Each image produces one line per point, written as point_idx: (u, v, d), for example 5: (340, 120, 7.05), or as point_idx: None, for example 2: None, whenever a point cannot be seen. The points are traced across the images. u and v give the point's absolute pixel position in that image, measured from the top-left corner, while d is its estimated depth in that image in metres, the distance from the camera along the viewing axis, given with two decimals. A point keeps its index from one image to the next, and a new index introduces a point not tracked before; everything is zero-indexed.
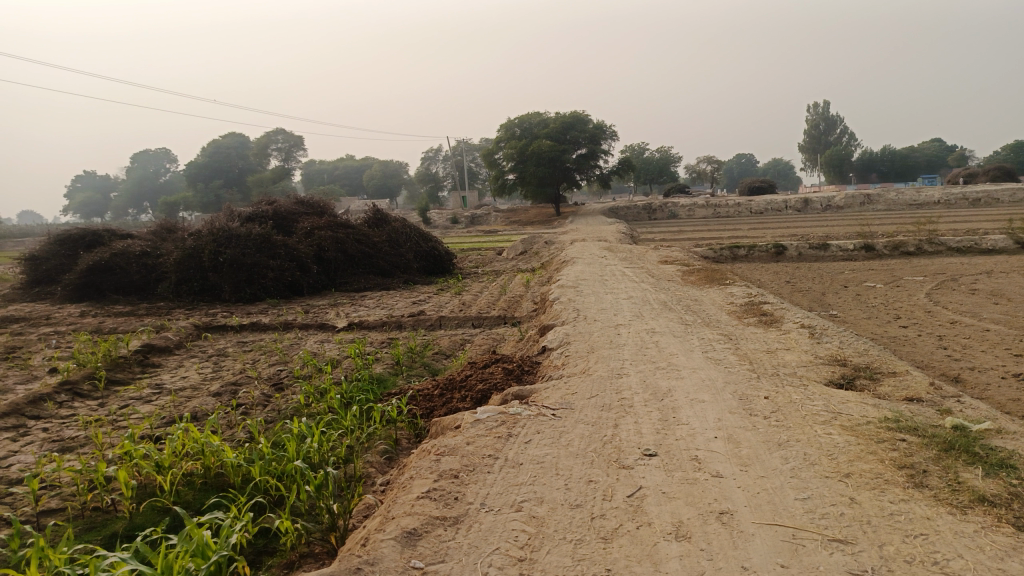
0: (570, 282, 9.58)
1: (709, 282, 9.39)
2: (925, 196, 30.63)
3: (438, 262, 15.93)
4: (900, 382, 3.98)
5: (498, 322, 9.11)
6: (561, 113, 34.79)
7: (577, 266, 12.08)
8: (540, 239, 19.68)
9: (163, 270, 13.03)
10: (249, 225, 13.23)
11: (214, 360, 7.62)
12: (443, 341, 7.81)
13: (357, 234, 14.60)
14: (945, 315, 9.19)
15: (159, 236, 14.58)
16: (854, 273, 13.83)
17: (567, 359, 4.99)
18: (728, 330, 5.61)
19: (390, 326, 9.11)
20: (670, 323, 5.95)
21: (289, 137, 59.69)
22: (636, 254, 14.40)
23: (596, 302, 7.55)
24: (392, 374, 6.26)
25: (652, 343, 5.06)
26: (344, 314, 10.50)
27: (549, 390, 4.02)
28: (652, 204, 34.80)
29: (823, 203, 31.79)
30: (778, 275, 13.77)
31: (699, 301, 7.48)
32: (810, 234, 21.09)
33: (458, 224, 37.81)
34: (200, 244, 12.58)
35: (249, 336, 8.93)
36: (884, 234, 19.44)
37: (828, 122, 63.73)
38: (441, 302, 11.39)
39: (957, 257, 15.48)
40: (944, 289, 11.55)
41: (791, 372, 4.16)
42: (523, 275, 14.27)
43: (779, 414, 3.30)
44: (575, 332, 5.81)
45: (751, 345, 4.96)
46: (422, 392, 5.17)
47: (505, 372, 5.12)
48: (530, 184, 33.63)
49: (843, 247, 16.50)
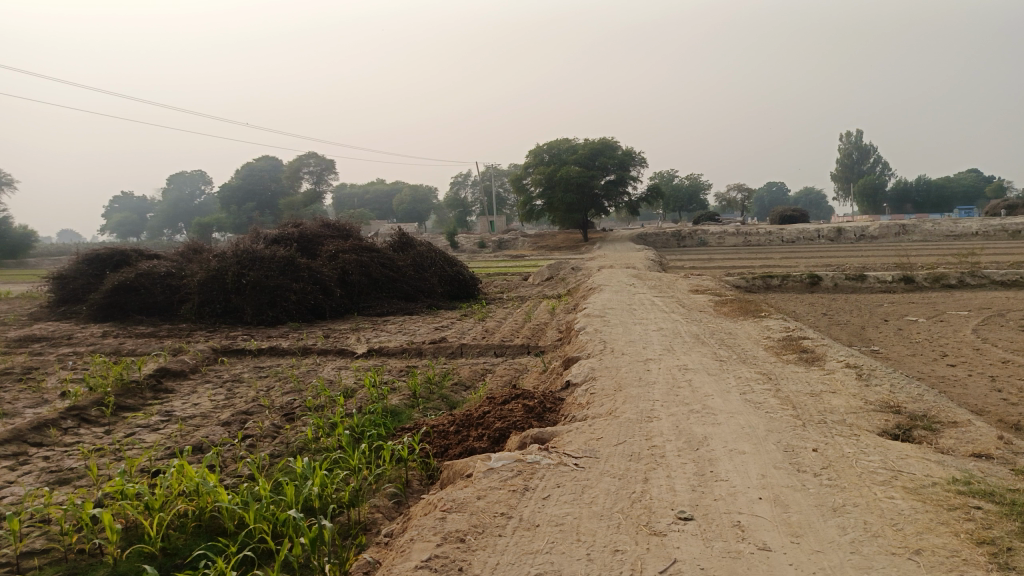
0: (597, 311, 9.26)
1: (743, 314, 8.99)
2: (963, 227, 29.82)
3: (463, 287, 15.69)
4: (965, 435, 3.57)
5: (521, 350, 8.79)
6: (590, 140, 34.64)
7: (605, 294, 11.74)
8: (568, 265, 19.36)
9: (186, 291, 12.95)
10: (273, 247, 13.13)
11: (228, 386, 7.39)
12: (464, 370, 7.52)
13: (381, 258, 14.44)
14: (995, 354, 8.66)
15: (185, 257, 14.54)
16: (893, 306, 13.27)
17: (592, 397, 4.66)
18: (766, 369, 5.22)
19: (411, 354, 8.84)
20: (703, 359, 5.58)
21: (321, 160, 60.46)
22: (665, 282, 14.01)
23: (624, 333, 7.19)
24: (408, 406, 5.96)
25: (684, 382, 4.70)
26: (365, 339, 10.27)
27: (572, 434, 3.68)
28: (681, 231, 34.36)
29: (856, 232, 31.11)
30: (813, 307, 13.29)
31: (732, 335, 7.10)
32: (845, 264, 20.50)
33: (486, 248, 37.72)
34: (224, 265, 12.48)
35: (266, 362, 8.71)
36: (923, 266, 18.82)
37: (861, 151, 62.92)
38: (464, 329, 11.11)
39: (1001, 291, 14.84)
40: (990, 325, 10.99)
41: (840, 419, 3.77)
42: (549, 301, 13.95)
43: (831, 471, 2.92)
44: (601, 367, 5.46)
45: (792, 386, 4.57)
46: (437, 428, 4.86)
47: (525, 409, 4.78)
48: (558, 210, 33.45)
49: (881, 279, 15.94)
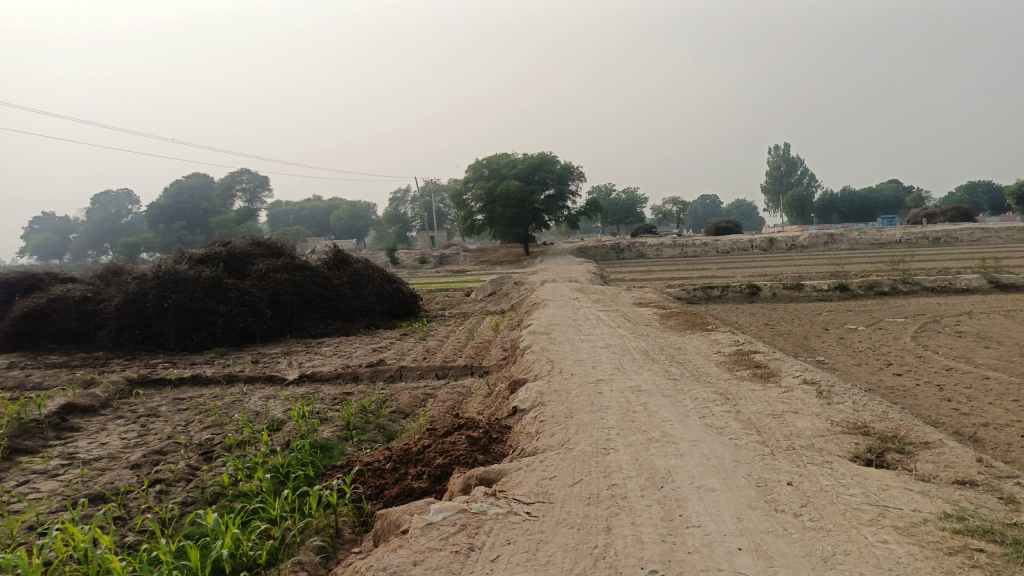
0: (541, 328, 8.93)
1: (690, 327, 8.80)
2: (887, 235, 30.78)
3: (403, 305, 15.18)
4: (941, 459, 3.32)
5: (464, 371, 8.37)
6: (529, 154, 34.56)
7: (549, 308, 11.42)
8: (510, 279, 19.01)
9: (103, 317, 12.07)
10: (198, 267, 12.39)
11: (142, 422, 6.73)
12: (402, 395, 7.05)
13: (315, 276, 13.83)
14: (938, 361, 8.66)
15: (102, 279, 13.61)
16: (832, 314, 13.37)
17: (541, 426, 4.28)
18: (722, 388, 4.94)
19: (346, 379, 8.31)
20: (656, 379, 5.27)
21: (254, 177, 58.91)
22: (608, 296, 13.80)
23: (571, 351, 6.85)
24: (341, 440, 5.47)
25: (639, 405, 4.38)
26: (297, 364, 9.68)
27: (521, 473, 3.30)
28: (620, 244, 34.54)
29: (788, 242, 31.81)
30: (755, 317, 13.27)
31: (683, 350, 6.85)
32: (782, 273, 20.78)
33: (426, 264, 37.15)
34: (144, 288, 11.69)
35: (187, 392, 8.06)
36: (857, 274, 19.19)
37: (789, 164, 64.94)
38: (404, 349, 10.63)
39: (932, 297, 15.17)
40: (928, 331, 11.10)
41: (809, 445, 3.49)
42: (491, 318, 13.57)
43: (812, 511, 2.63)
44: (550, 390, 5.09)
45: (752, 407, 4.28)
46: (371, 466, 4.41)
47: (469, 440, 4.37)
48: (498, 225, 33.18)
49: (818, 288, 16.11)
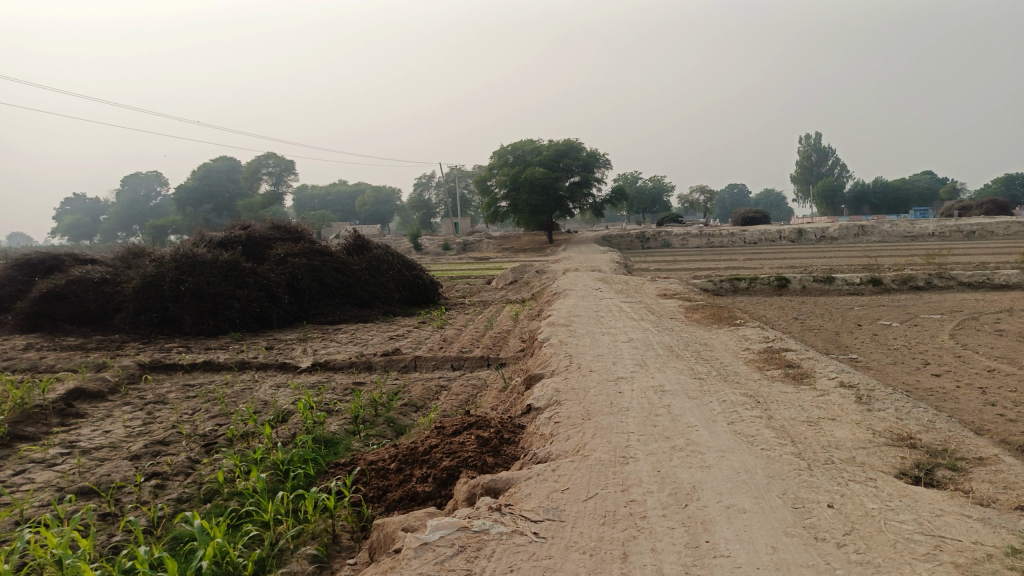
0: (562, 319, 8.62)
1: (716, 321, 8.44)
2: (920, 228, 29.94)
3: (422, 291, 14.96)
4: (1000, 478, 2.97)
5: (481, 362, 8.11)
6: (554, 141, 34.12)
7: (570, 299, 11.10)
8: (532, 267, 18.69)
9: (121, 299, 11.98)
10: (215, 251, 12.24)
11: (148, 410, 6.56)
12: (415, 387, 6.80)
13: (334, 262, 13.64)
14: (980, 362, 8.20)
15: (121, 261, 13.54)
16: (864, 310, 12.88)
17: (556, 428, 3.99)
18: (752, 389, 4.61)
19: (359, 369, 8.07)
20: (680, 378, 4.95)
21: (280, 161, 59.10)
22: (632, 286, 13.44)
23: (591, 345, 6.54)
24: (347, 435, 5.24)
25: (662, 408, 4.07)
26: (312, 351, 9.49)
27: (531, 484, 3.01)
28: (645, 233, 34.02)
29: (817, 234, 31.09)
30: (784, 311, 12.84)
31: (709, 346, 6.51)
32: (811, 266, 20.23)
33: (450, 250, 36.92)
34: (161, 271, 11.56)
35: (197, 379, 7.87)
36: (891, 267, 18.61)
37: (820, 154, 63.71)
38: (421, 337, 10.40)
39: (969, 293, 14.58)
40: (967, 329, 10.61)
41: (850, 459, 3.17)
42: (512, 307, 13.29)
43: (857, 540, 2.31)
44: (567, 388, 4.80)
45: (784, 413, 3.95)
46: (375, 465, 4.16)
47: (478, 441, 4.09)
48: (522, 212, 32.82)
49: (850, 281, 15.59)
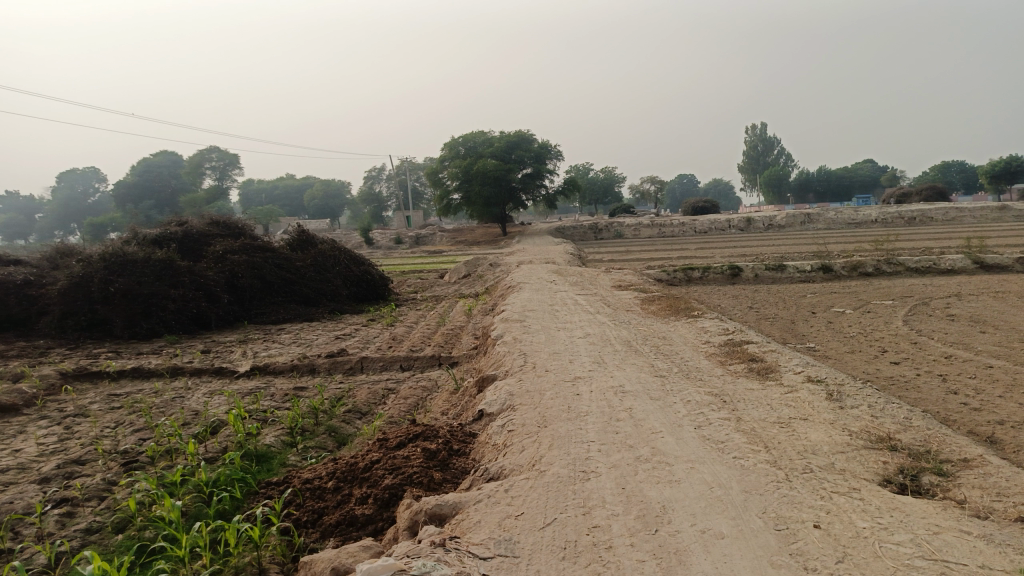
0: (515, 314, 8.29)
1: (673, 312, 8.20)
2: (864, 215, 30.49)
3: (371, 287, 14.49)
4: (990, 483, 2.73)
5: (431, 362, 7.72)
6: (506, 132, 33.74)
7: (524, 292, 10.75)
8: (485, 260, 18.31)
9: (46, 302, 11.20)
10: (148, 248, 11.54)
11: (66, 424, 5.99)
12: (360, 391, 6.38)
13: (277, 258, 13.05)
14: (936, 348, 8.15)
15: (47, 261, 12.69)
16: (817, 297, 12.86)
17: (509, 438, 3.65)
18: (716, 387, 4.34)
19: (302, 373, 7.59)
20: (640, 376, 4.66)
21: (225, 155, 57.40)
22: (586, 278, 13.19)
23: (545, 342, 6.20)
24: (284, 449, 4.81)
25: (624, 411, 3.77)
26: (252, 354, 8.97)
27: (481, 508, 2.66)
28: (598, 223, 33.93)
29: (766, 222, 31.40)
30: (739, 300, 12.74)
31: (668, 340, 6.25)
32: (763, 253, 20.30)
33: (402, 244, 36.27)
34: (88, 271, 10.82)
35: (124, 388, 7.29)
36: (840, 254, 18.76)
37: (766, 143, 64.70)
38: (369, 336, 9.95)
39: (917, 279, 14.72)
40: (919, 315, 10.62)
41: (830, 467, 2.90)
42: (465, 302, 12.92)
43: (852, 569, 2.03)
44: (521, 391, 4.46)
45: (754, 413, 3.68)
46: (310, 485, 3.76)
47: (424, 454, 3.72)
48: (475, 204, 32.36)
49: (801, 268, 15.63)
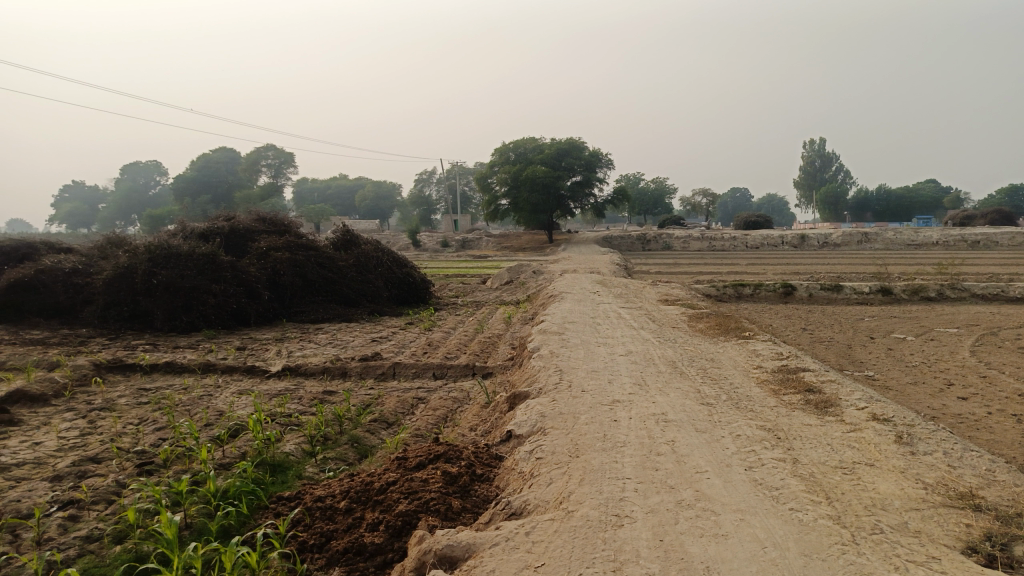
0: (555, 325, 7.96)
1: (722, 332, 7.77)
2: (924, 237, 29.27)
3: (412, 290, 14.32)
4: None
5: (465, 371, 7.44)
6: (557, 140, 33.44)
7: (566, 303, 10.39)
8: (529, 267, 18.00)
9: (91, 292, 11.28)
10: (193, 242, 11.56)
11: (90, 419, 5.87)
12: (389, 400, 6.13)
13: (319, 257, 12.97)
14: (1008, 384, 7.53)
15: (96, 250, 12.83)
16: (875, 321, 12.21)
17: (537, 467, 3.32)
18: (768, 420, 3.95)
19: (333, 376, 7.39)
20: (685, 403, 4.29)
21: (280, 153, 58.41)
22: (632, 290, 12.77)
23: (584, 359, 5.85)
24: (302, 459, 4.58)
25: (665, 444, 3.41)
26: (287, 353, 8.83)
27: (497, 555, 2.35)
28: (647, 234, 33.34)
29: (820, 240, 30.42)
30: (791, 321, 12.17)
31: (716, 362, 5.84)
32: (818, 273, 19.54)
33: (448, 247, 36.23)
34: (133, 263, 10.86)
35: (154, 383, 7.19)
36: (900, 277, 17.90)
37: (824, 159, 63.05)
38: (405, 341, 9.74)
39: (983, 306, 13.89)
40: (987, 346, 9.94)
41: (902, 527, 2.51)
42: (505, 309, 12.67)
43: None
44: (554, 413, 4.13)
45: (812, 455, 3.29)
46: (321, 504, 3.50)
47: (445, 478, 3.42)
48: (523, 210, 32.09)
49: (858, 290, 14.93)
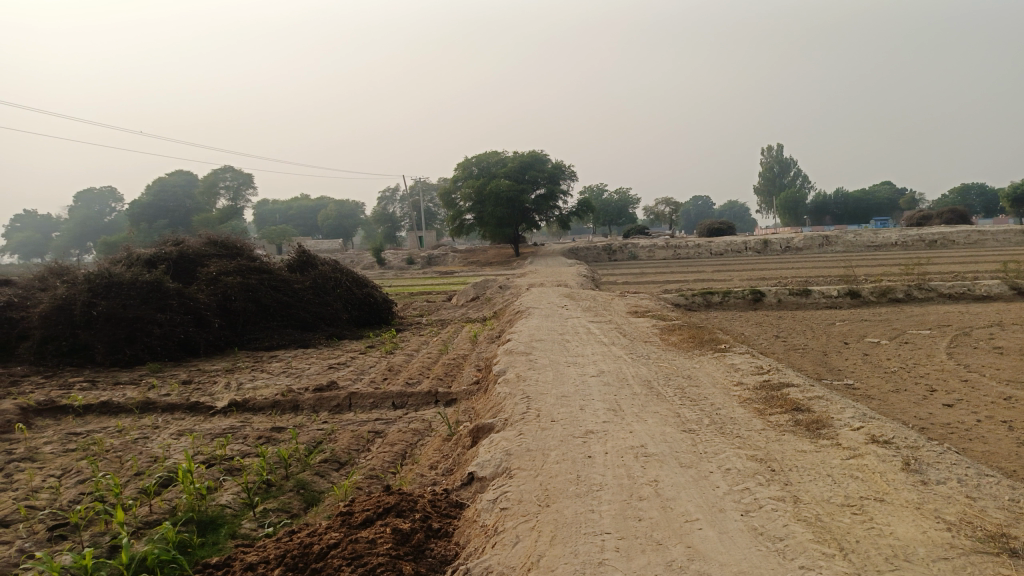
0: (522, 345, 7.51)
1: (696, 345, 7.37)
2: (884, 237, 29.50)
3: (374, 311, 13.79)
4: None
5: (427, 399, 6.94)
6: (520, 153, 33.15)
7: (533, 319, 9.95)
8: (495, 282, 17.52)
9: (27, 326, 10.53)
10: (136, 269, 10.89)
11: (7, 471, 5.25)
12: (343, 435, 5.62)
13: (273, 280, 12.38)
14: (992, 388, 7.25)
15: (35, 281, 12.04)
16: (847, 325, 11.97)
17: (501, 520, 2.87)
18: (758, 448, 3.55)
19: (284, 411, 6.83)
20: (665, 432, 3.87)
21: (239, 175, 57.31)
22: (600, 303, 12.38)
23: (553, 383, 5.40)
24: (239, 511, 4.06)
25: (647, 486, 2.98)
26: (237, 385, 8.23)
27: None
28: (613, 245, 33.15)
29: (783, 244, 30.52)
30: (763, 328, 11.86)
31: (694, 380, 5.44)
32: (786, 277, 19.39)
33: (414, 265, 35.64)
34: (72, 293, 10.14)
35: (87, 426, 6.56)
36: (868, 279, 17.77)
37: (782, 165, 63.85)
38: (365, 366, 9.20)
39: (952, 306, 13.79)
40: (963, 347, 9.71)
41: None
42: (471, 327, 12.21)
43: None
44: (521, 450, 3.68)
45: (814, 491, 2.89)
46: (250, 574, 2.99)
47: (395, 538, 2.95)
48: (488, 225, 31.70)
49: (827, 294, 14.74)
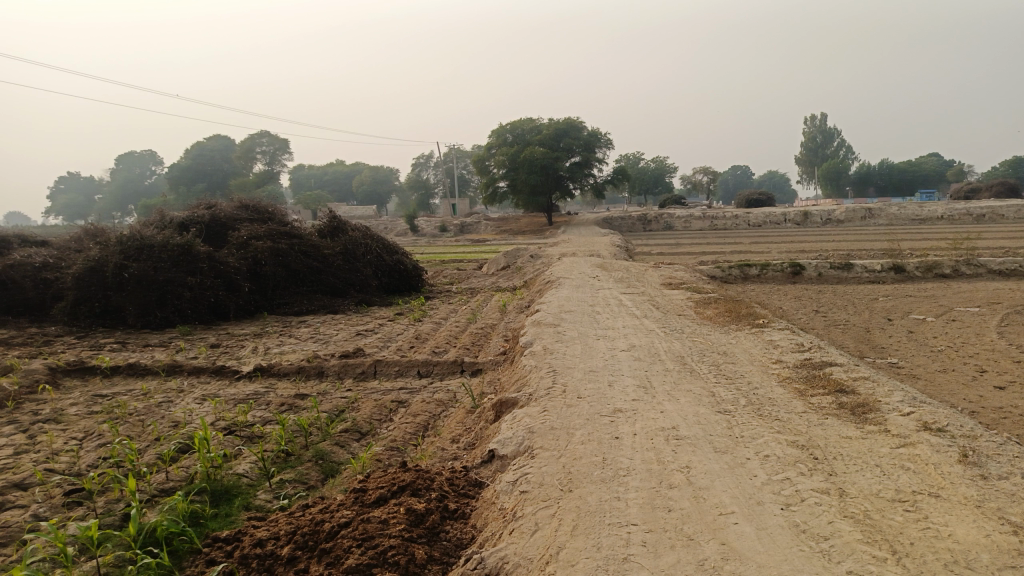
0: (551, 316, 7.30)
1: (732, 319, 7.09)
2: (929, 211, 28.52)
3: (403, 278, 13.68)
4: None
5: (452, 369, 6.79)
6: (555, 120, 32.59)
7: (564, 289, 9.73)
8: (526, 251, 17.28)
9: (60, 287, 10.59)
10: (168, 232, 10.88)
11: (31, 432, 5.23)
12: (365, 404, 5.50)
13: (303, 245, 12.31)
14: None
15: (70, 242, 12.11)
16: (891, 301, 11.52)
17: (521, 504, 2.69)
18: (800, 432, 3.31)
19: (308, 377, 6.74)
20: (699, 412, 3.65)
21: (275, 140, 57.52)
22: (633, 274, 12.09)
23: (582, 356, 5.20)
24: (253, 480, 3.96)
25: (678, 473, 2.76)
26: (263, 350, 8.18)
27: None
28: (648, 214, 32.59)
29: (824, 216, 29.66)
30: (802, 303, 11.46)
31: (730, 357, 5.18)
32: (826, 250, 18.80)
33: (446, 232, 35.51)
34: (103, 255, 10.14)
35: (113, 389, 6.54)
36: (913, 253, 17.13)
37: (825, 135, 62.05)
38: (392, 333, 9.09)
39: (1002, 282, 13.20)
40: (1014, 326, 9.25)
41: None
42: (501, 296, 12.02)
43: None
44: (545, 428, 3.49)
45: (861, 483, 2.65)
46: (258, 551, 2.86)
47: (409, 519, 2.79)
48: (521, 192, 31.36)
49: (870, 268, 14.22)
